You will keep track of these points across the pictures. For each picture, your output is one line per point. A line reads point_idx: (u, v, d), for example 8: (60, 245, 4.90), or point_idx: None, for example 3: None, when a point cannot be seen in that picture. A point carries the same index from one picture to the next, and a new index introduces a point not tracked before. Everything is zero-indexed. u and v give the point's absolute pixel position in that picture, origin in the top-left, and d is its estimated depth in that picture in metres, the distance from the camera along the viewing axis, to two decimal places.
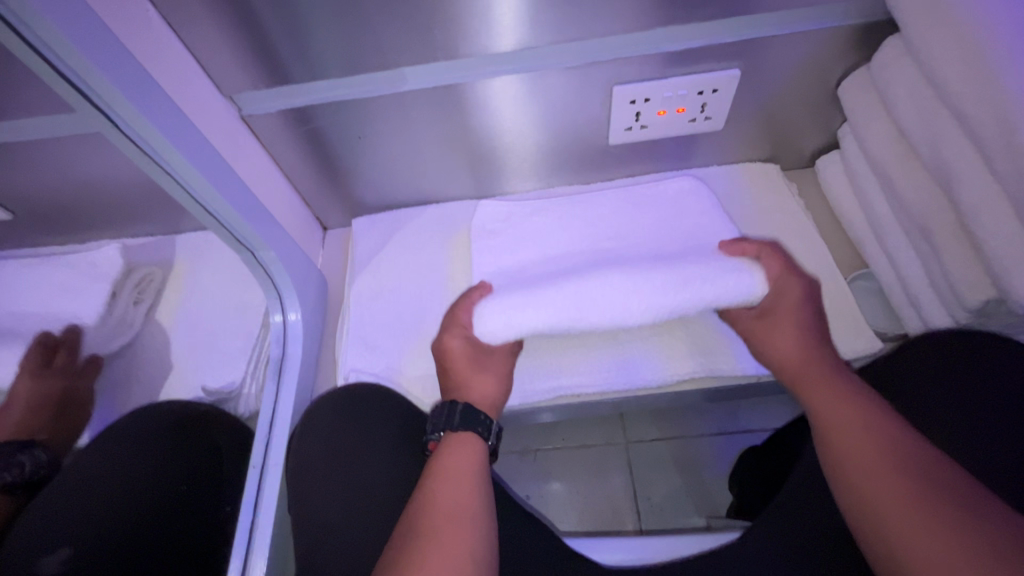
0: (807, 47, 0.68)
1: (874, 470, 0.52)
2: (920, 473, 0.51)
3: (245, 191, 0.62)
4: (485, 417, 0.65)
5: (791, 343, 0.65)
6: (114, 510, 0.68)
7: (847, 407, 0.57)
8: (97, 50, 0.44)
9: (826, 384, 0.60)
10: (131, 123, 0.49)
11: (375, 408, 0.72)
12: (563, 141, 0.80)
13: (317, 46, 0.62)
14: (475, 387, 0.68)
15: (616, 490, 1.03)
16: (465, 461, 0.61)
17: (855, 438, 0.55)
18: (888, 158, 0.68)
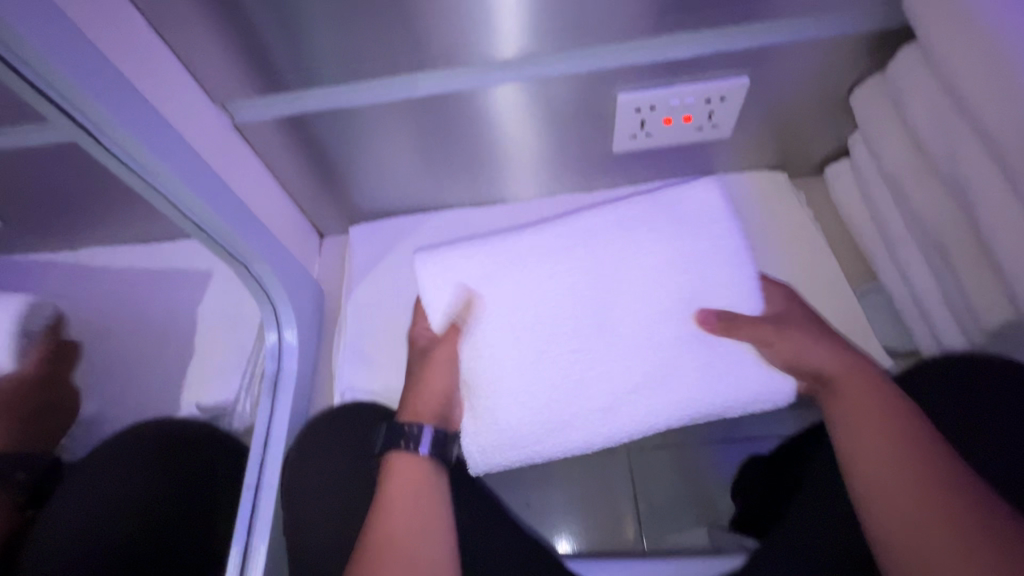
0: (819, 56, 0.66)
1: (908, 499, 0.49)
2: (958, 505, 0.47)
3: (238, 206, 0.61)
4: (410, 426, 0.61)
5: (830, 359, 0.59)
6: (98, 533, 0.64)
7: (885, 429, 0.53)
8: (77, 66, 0.42)
9: (865, 400, 0.55)
10: (116, 139, 0.47)
11: (364, 421, 0.70)
12: (566, 148, 0.78)
13: (312, 55, 0.60)
14: (422, 391, 0.64)
15: (617, 498, 1.01)
16: (410, 485, 0.59)
17: (889, 464, 0.51)
18: (903, 170, 0.66)
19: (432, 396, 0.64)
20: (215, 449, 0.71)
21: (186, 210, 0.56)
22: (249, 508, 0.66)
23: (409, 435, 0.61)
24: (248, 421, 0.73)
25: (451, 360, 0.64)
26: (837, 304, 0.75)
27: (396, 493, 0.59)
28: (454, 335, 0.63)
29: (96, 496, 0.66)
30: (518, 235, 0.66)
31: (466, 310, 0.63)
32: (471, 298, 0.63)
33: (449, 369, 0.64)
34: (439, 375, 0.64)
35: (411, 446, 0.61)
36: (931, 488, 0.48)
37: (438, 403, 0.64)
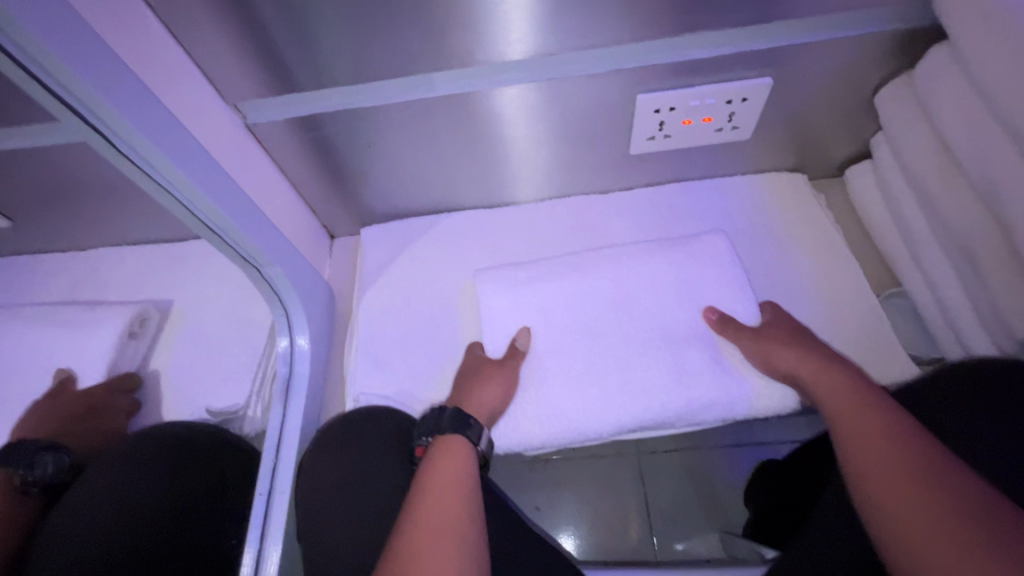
0: (843, 55, 0.64)
1: (891, 476, 0.50)
2: (932, 478, 0.48)
3: (249, 208, 0.60)
4: (473, 419, 0.64)
5: (815, 362, 0.62)
6: (109, 540, 0.63)
7: (866, 417, 0.55)
8: (89, 65, 0.41)
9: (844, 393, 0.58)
10: (127, 139, 0.46)
11: (383, 430, 0.69)
12: (581, 149, 0.77)
13: (326, 54, 0.59)
14: (475, 397, 0.66)
15: (627, 502, 1.00)
16: (457, 472, 0.60)
17: (872, 445, 0.53)
18: (928, 173, 0.64)
19: (484, 407, 0.66)
20: (227, 453, 0.72)
21: (198, 212, 0.56)
22: (262, 514, 0.65)
23: (475, 429, 0.63)
24: (261, 425, 0.73)
25: (510, 376, 0.68)
26: (862, 308, 0.73)
27: (453, 479, 0.60)
28: (515, 357, 0.69)
29: (106, 504, 0.65)
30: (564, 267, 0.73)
31: (524, 335, 0.70)
32: (525, 328, 0.71)
33: (502, 388, 0.67)
34: (495, 387, 0.67)
35: (473, 438, 0.63)
36: (909, 463, 0.50)
37: (489, 411, 0.66)
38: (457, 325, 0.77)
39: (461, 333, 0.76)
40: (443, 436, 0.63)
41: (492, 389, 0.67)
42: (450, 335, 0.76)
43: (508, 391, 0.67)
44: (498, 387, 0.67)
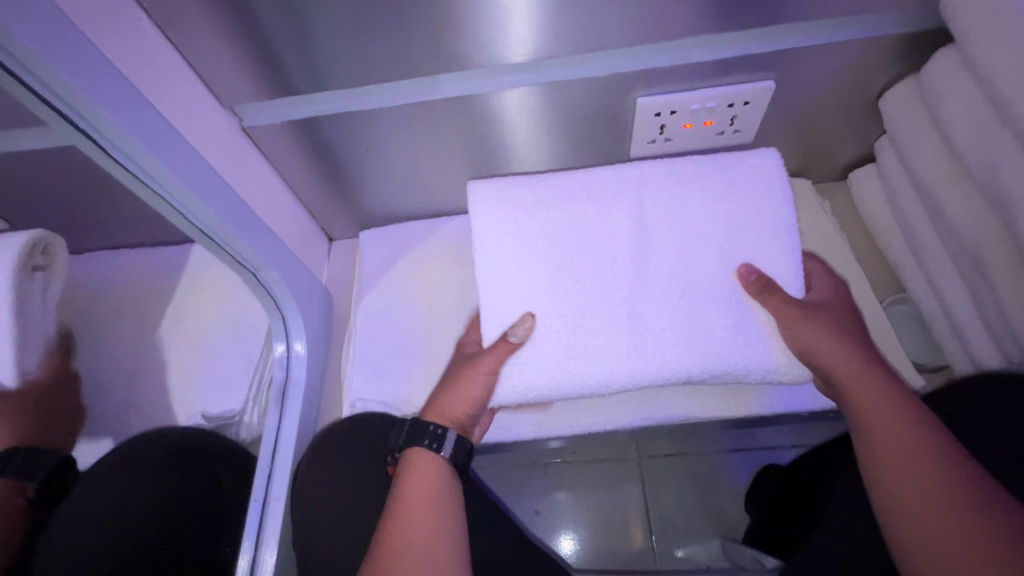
0: (848, 58, 0.63)
1: (919, 493, 0.52)
2: (960, 495, 0.50)
3: (245, 213, 0.59)
4: (433, 428, 0.62)
5: (853, 358, 0.59)
6: (98, 553, 0.62)
7: (898, 427, 0.55)
8: (80, 71, 0.40)
9: (878, 398, 0.56)
10: (120, 145, 0.45)
11: (370, 437, 0.69)
12: (581, 151, 0.76)
13: (323, 57, 0.58)
14: (443, 401, 0.64)
15: (627, 506, 0.99)
16: (429, 483, 0.60)
17: (902, 457, 0.53)
18: (935, 178, 0.63)
19: (447, 413, 0.63)
20: (223, 459, 0.71)
21: (193, 218, 0.55)
22: (256, 520, 0.65)
23: (436, 435, 0.62)
24: (257, 431, 0.73)
25: (488, 378, 0.61)
26: (865, 316, 0.72)
27: (415, 488, 0.60)
28: (500, 354, 0.60)
29: (93, 517, 0.64)
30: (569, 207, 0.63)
31: (523, 326, 0.60)
32: (527, 315, 0.60)
33: (476, 391, 0.62)
34: (467, 390, 0.62)
35: (434, 445, 0.61)
36: (939, 480, 0.51)
37: (455, 416, 0.63)
38: (455, 330, 0.76)
39: (459, 337, 0.76)
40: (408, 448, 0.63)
41: (461, 393, 0.62)
42: (447, 340, 0.75)
43: (479, 397, 0.62)
44: (471, 391, 0.62)
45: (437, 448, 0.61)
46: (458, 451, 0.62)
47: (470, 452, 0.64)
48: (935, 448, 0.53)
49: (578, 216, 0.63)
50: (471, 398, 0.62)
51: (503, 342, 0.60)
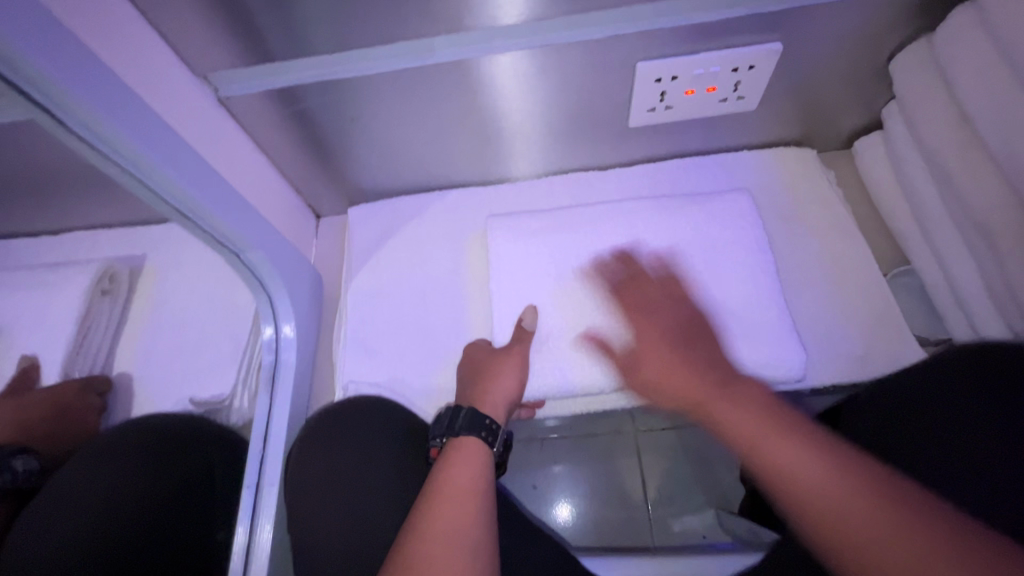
0: (860, 18, 0.60)
1: (839, 498, 0.43)
2: (881, 488, 0.43)
3: (223, 189, 0.56)
4: (491, 420, 0.61)
5: (691, 375, 0.56)
6: (85, 545, 0.60)
7: (780, 430, 0.48)
8: (34, 37, 0.36)
9: (751, 404, 0.51)
10: (82, 120, 0.41)
11: (381, 428, 0.67)
12: (577, 122, 0.73)
13: (301, 19, 0.54)
14: (487, 390, 0.63)
15: (623, 478, 0.99)
16: (469, 473, 0.57)
17: (795, 458, 0.46)
18: (945, 146, 0.61)
19: (494, 398, 0.62)
20: (210, 449, 0.70)
21: (168, 198, 0.52)
22: (250, 505, 0.64)
23: (492, 429, 0.61)
24: (248, 416, 0.72)
25: (523, 361, 0.65)
26: (867, 292, 0.70)
27: (452, 479, 0.56)
28: (524, 340, 0.66)
29: (84, 505, 0.62)
30: (574, 222, 0.72)
31: (530, 317, 0.67)
32: (531, 308, 0.67)
33: (513, 375, 0.63)
34: (506, 377, 0.63)
35: (490, 440, 0.60)
36: (842, 469, 0.44)
37: (505, 406, 0.63)
38: (450, 309, 0.74)
39: (454, 316, 0.74)
40: (456, 437, 0.60)
41: (502, 381, 0.63)
42: (442, 320, 0.73)
43: (518, 378, 0.64)
44: (510, 377, 0.63)
45: (489, 443, 0.60)
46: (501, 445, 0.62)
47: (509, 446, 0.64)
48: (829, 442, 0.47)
49: (581, 236, 0.70)
50: (516, 382, 0.63)
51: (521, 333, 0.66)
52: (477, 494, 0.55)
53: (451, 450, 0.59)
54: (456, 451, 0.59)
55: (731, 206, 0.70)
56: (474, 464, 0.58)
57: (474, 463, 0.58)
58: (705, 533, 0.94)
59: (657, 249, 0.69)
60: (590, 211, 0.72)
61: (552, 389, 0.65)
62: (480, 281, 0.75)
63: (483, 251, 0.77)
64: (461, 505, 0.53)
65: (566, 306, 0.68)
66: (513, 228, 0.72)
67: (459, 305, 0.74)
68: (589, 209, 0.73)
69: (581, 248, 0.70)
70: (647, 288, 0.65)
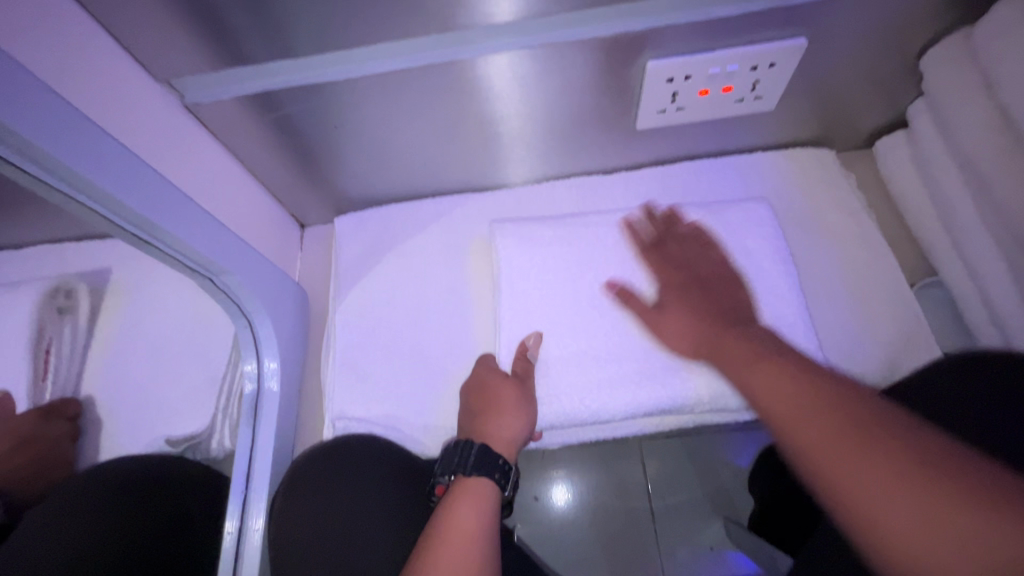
0: (893, 11, 0.54)
1: (831, 444, 0.40)
2: (880, 432, 0.39)
3: (190, 211, 0.51)
4: (505, 460, 0.56)
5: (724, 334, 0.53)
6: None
7: (782, 378, 0.46)
8: None
9: (766, 355, 0.48)
10: (16, 148, 0.35)
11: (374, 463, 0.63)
12: (580, 124, 0.67)
13: (275, 18, 0.48)
14: (494, 427, 0.58)
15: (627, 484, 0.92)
16: (475, 511, 0.52)
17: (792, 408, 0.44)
18: (983, 151, 0.56)
19: (504, 437, 0.57)
20: (189, 491, 0.65)
21: (127, 225, 0.46)
22: (233, 550, 0.60)
23: (504, 470, 0.57)
24: (229, 451, 0.66)
25: (529, 396, 0.59)
26: (895, 309, 0.66)
27: (456, 518, 0.52)
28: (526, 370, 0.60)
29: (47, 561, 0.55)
30: (578, 232, 0.66)
31: (534, 340, 0.61)
32: (536, 333, 0.61)
33: (522, 413, 0.58)
34: (514, 414, 0.58)
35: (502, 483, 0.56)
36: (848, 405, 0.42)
37: (517, 444, 0.58)
38: (447, 328, 0.69)
39: (451, 336, 0.69)
40: (464, 476, 0.56)
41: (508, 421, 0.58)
42: (438, 342, 0.69)
43: (527, 415, 0.58)
44: (517, 414, 0.58)
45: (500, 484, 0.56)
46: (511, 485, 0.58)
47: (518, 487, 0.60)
48: (844, 390, 0.43)
49: (586, 249, 0.65)
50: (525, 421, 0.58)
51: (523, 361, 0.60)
52: (479, 542, 0.50)
53: (455, 491, 0.55)
54: (462, 487, 0.55)
55: (745, 217, 0.65)
56: (478, 504, 0.53)
57: (481, 501, 0.54)
58: (713, 545, 0.90)
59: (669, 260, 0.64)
60: (595, 221, 0.67)
61: (556, 422, 0.60)
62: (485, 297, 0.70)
63: (486, 258, 0.72)
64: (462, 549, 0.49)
65: (572, 325, 0.62)
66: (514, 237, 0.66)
67: (456, 324, 0.69)
68: (594, 218, 0.67)
69: (587, 263, 0.64)
70: (714, 250, 0.61)
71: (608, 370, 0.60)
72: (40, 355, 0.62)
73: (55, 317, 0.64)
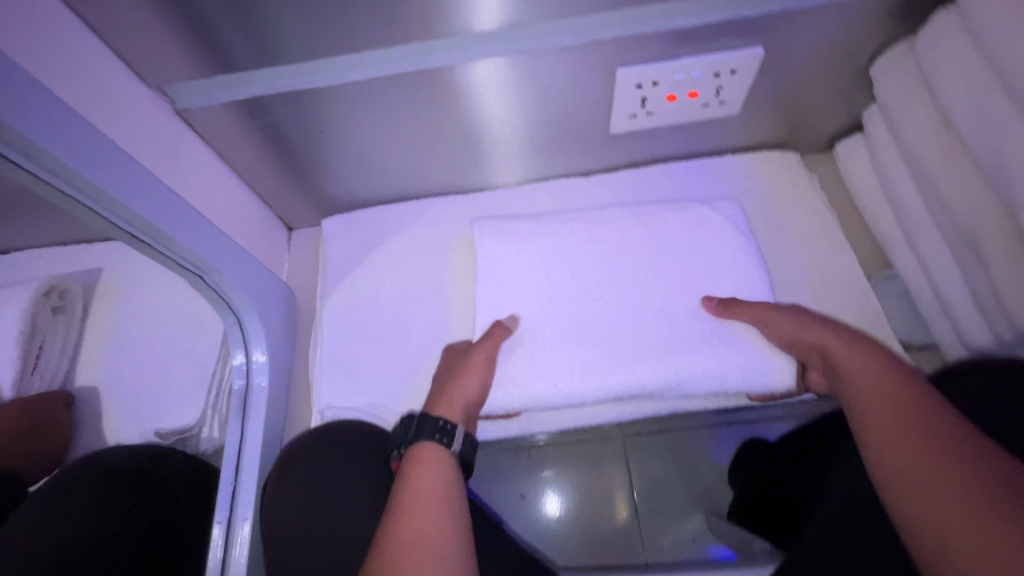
0: (841, 22, 0.58)
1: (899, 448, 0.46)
2: (947, 445, 0.44)
3: (180, 210, 0.53)
4: (444, 421, 0.59)
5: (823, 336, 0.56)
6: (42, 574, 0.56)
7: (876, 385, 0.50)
8: None
9: (869, 365, 0.52)
10: (20, 148, 0.38)
11: (360, 454, 0.65)
12: (557, 129, 0.71)
13: (263, 28, 0.51)
14: (448, 390, 0.62)
15: (611, 483, 0.94)
16: (434, 477, 0.56)
17: (875, 414, 0.49)
18: (928, 151, 0.60)
19: (455, 397, 0.61)
20: (178, 483, 0.67)
21: (122, 224, 0.49)
22: (223, 541, 0.62)
23: (448, 431, 0.59)
24: (219, 444, 0.68)
25: (489, 362, 0.62)
26: (853, 299, 0.70)
27: (419, 486, 0.55)
28: (497, 338, 0.63)
29: (47, 539, 0.59)
30: (556, 230, 0.69)
31: (512, 319, 0.65)
32: (512, 315, 0.65)
33: (478, 375, 0.61)
34: (465, 376, 0.61)
35: (445, 441, 0.58)
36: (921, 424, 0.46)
37: (467, 404, 0.61)
38: (431, 324, 0.72)
39: (436, 332, 0.71)
40: (415, 444, 0.59)
41: (465, 381, 0.61)
42: (424, 337, 0.71)
43: (483, 377, 0.61)
44: (472, 376, 0.61)
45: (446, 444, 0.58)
46: (464, 447, 0.60)
47: (476, 448, 0.61)
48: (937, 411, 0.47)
49: (564, 246, 0.68)
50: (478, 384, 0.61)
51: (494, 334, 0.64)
52: (441, 501, 0.54)
53: (410, 460, 0.58)
54: (416, 457, 0.57)
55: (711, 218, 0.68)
56: (437, 467, 0.56)
57: (437, 467, 0.57)
58: (694, 537, 0.90)
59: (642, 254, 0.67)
60: (572, 220, 0.70)
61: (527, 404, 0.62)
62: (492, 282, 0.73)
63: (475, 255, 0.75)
64: (427, 515, 0.52)
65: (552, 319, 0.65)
66: (495, 237, 0.69)
67: (441, 320, 0.72)
68: (570, 217, 0.70)
69: (565, 259, 0.67)
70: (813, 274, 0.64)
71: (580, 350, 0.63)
72: (32, 349, 0.65)
73: (48, 317, 0.66)
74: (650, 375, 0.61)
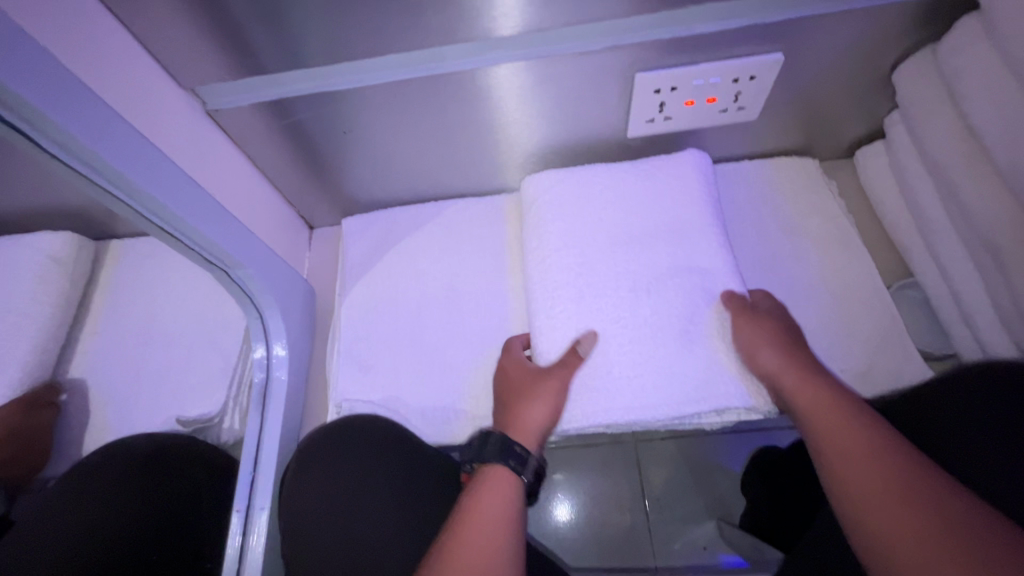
0: (862, 28, 0.58)
1: (888, 493, 0.46)
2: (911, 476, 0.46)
3: (209, 206, 0.55)
4: (519, 446, 0.57)
5: (812, 384, 0.54)
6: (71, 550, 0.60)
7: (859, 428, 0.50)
8: (16, 69, 0.35)
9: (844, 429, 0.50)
10: (63, 144, 0.40)
11: (375, 447, 0.66)
12: (572, 134, 0.71)
13: (290, 32, 0.52)
14: (521, 416, 0.58)
15: (620, 487, 0.93)
16: (501, 500, 0.54)
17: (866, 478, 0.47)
18: (951, 158, 0.60)
19: (530, 428, 0.58)
20: (194, 466, 0.69)
21: (156, 221, 0.51)
22: (241, 530, 0.64)
23: (519, 457, 0.57)
24: (239, 435, 0.72)
25: (562, 389, 0.58)
26: (869, 311, 0.69)
27: (485, 506, 0.53)
28: (571, 368, 0.59)
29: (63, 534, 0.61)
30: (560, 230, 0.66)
31: (587, 341, 0.59)
32: (589, 333, 0.60)
33: (553, 404, 0.58)
34: (544, 404, 0.58)
35: (519, 467, 0.56)
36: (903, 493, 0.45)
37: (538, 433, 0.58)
38: (445, 324, 0.73)
39: (450, 330, 0.72)
40: (488, 465, 0.57)
41: (534, 408, 0.58)
42: (440, 334, 0.72)
43: (557, 405, 0.58)
44: (547, 405, 0.58)
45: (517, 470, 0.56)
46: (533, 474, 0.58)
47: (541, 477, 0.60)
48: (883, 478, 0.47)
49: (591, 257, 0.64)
50: (556, 407, 0.58)
51: (573, 357, 0.59)
52: (510, 521, 0.52)
53: (481, 477, 0.56)
54: (488, 477, 0.56)
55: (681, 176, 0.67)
56: (505, 490, 0.55)
57: (508, 496, 0.54)
58: (706, 545, 0.89)
59: (647, 233, 0.65)
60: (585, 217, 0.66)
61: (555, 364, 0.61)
62: (513, 279, 0.74)
63: (494, 252, 0.76)
64: (491, 530, 0.51)
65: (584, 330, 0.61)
66: (563, 190, 0.68)
67: (455, 320, 0.73)
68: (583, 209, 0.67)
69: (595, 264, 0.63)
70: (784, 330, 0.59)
71: (623, 356, 0.59)
72: None
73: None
74: (670, 361, 0.58)
